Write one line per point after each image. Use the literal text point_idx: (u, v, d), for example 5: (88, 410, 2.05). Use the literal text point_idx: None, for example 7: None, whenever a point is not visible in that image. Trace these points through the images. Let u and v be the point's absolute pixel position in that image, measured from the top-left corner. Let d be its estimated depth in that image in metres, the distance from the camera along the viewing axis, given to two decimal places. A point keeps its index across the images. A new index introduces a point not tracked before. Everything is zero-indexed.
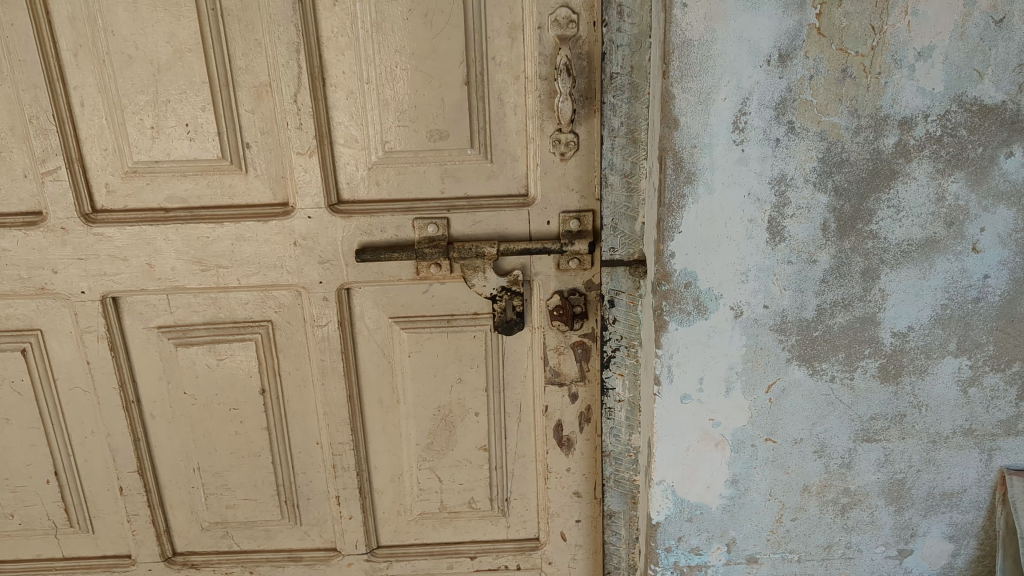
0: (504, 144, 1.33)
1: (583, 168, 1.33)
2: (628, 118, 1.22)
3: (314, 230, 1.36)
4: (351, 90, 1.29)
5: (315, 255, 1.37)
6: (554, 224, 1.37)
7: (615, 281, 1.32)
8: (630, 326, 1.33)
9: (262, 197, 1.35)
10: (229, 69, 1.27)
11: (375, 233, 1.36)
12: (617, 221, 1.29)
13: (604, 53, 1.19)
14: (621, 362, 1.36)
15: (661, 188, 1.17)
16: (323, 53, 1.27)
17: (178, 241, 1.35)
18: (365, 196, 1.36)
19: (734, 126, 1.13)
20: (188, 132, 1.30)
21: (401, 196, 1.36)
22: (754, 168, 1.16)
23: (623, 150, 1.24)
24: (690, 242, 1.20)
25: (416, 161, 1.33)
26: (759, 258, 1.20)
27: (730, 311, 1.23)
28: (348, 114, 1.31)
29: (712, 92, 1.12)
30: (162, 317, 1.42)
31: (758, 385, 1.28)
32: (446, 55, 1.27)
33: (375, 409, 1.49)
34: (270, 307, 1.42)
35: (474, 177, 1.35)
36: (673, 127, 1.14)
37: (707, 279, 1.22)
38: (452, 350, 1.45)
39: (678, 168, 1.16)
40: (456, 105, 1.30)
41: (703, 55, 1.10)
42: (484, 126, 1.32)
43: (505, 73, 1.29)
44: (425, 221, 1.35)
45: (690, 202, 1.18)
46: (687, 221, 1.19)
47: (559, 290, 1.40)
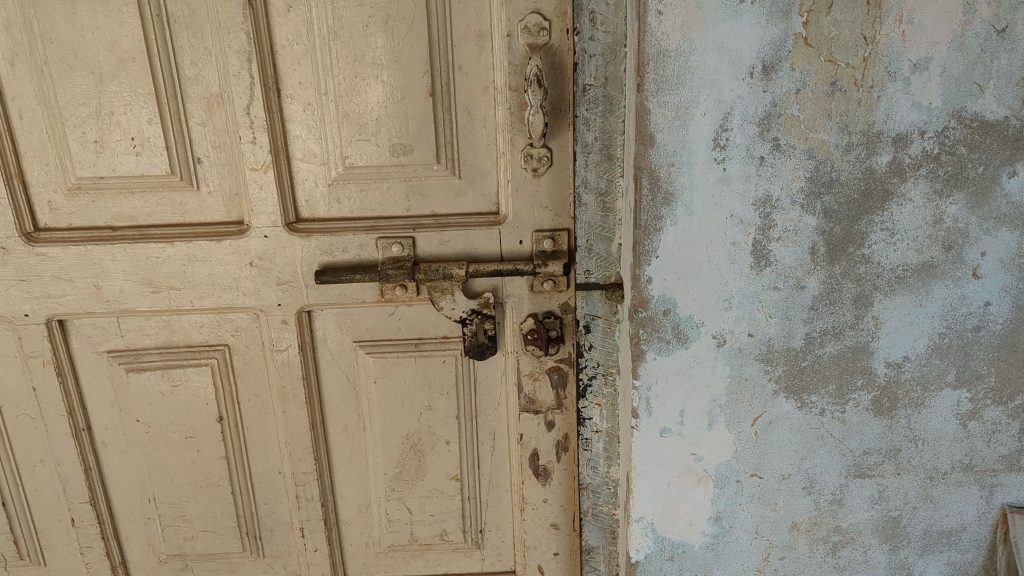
0: (473, 158, 1.25)
1: (557, 184, 1.25)
2: (602, 132, 1.14)
3: (270, 250, 1.27)
4: (308, 101, 1.21)
5: (272, 276, 1.29)
6: (527, 243, 1.28)
7: (591, 306, 1.23)
8: (608, 353, 1.25)
9: (215, 215, 1.27)
10: (177, 80, 1.19)
11: (336, 254, 1.28)
12: (592, 241, 1.20)
13: (576, 63, 1.11)
14: (597, 391, 1.28)
15: (637, 210, 1.09)
16: (278, 62, 1.19)
17: (126, 262, 1.27)
18: (325, 214, 1.28)
19: (714, 142, 1.05)
20: (134, 147, 1.22)
21: (364, 213, 1.28)
22: (737, 187, 1.07)
23: (598, 167, 1.16)
24: (669, 267, 1.11)
25: (379, 177, 1.25)
26: (743, 284, 1.12)
27: (712, 340, 1.15)
28: (305, 127, 1.23)
29: (691, 106, 1.03)
30: (112, 341, 1.34)
31: (742, 418, 1.19)
32: (409, 64, 1.19)
33: (340, 437, 1.41)
34: (227, 331, 1.34)
35: (442, 194, 1.27)
36: (648, 143, 1.05)
37: (687, 306, 1.13)
38: (420, 375, 1.37)
39: (654, 188, 1.07)
40: (420, 118, 1.22)
41: (681, 67, 1.02)
42: (450, 139, 1.24)
43: (473, 84, 1.21)
44: (389, 240, 1.27)
45: (668, 224, 1.09)
46: (665, 246, 1.10)
47: (534, 313, 1.32)
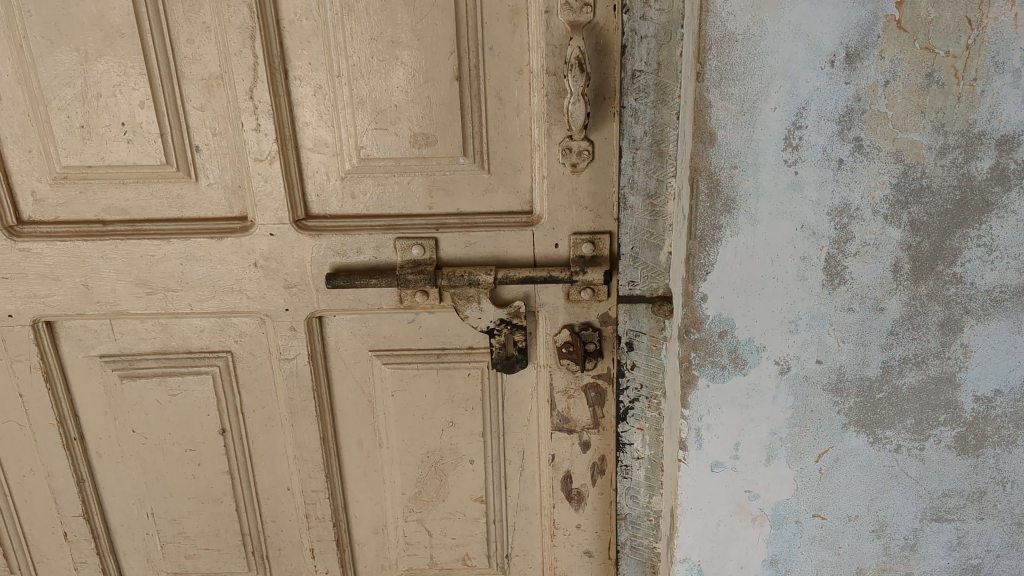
0: (505, 151, 1.10)
1: (599, 182, 1.10)
2: (652, 126, 0.99)
3: (277, 250, 1.14)
4: (319, 84, 1.07)
5: (279, 278, 1.16)
6: (564, 247, 1.14)
7: (635, 321, 1.09)
8: (652, 374, 1.11)
9: (216, 210, 1.14)
10: (173, 59, 1.05)
11: (350, 254, 1.14)
12: (638, 249, 1.05)
13: (625, 46, 0.96)
14: (639, 415, 1.14)
15: (691, 218, 0.94)
16: (285, 39, 1.05)
17: (118, 261, 1.14)
18: (338, 209, 1.14)
19: (785, 142, 0.90)
20: (126, 133, 1.09)
21: (381, 210, 1.14)
22: (810, 195, 0.92)
23: (647, 165, 1.01)
24: (727, 283, 0.96)
25: (399, 171, 1.11)
26: (813, 304, 0.97)
27: (774, 366, 1.00)
28: (316, 113, 1.09)
29: (760, 100, 0.88)
30: (105, 345, 1.22)
31: (806, 453, 1.05)
32: (433, 44, 1.04)
33: (354, 453, 1.29)
34: (229, 336, 1.21)
35: (469, 190, 1.13)
36: (708, 141, 0.90)
37: (747, 328, 0.98)
38: (443, 389, 1.24)
39: (713, 194, 0.92)
40: (445, 105, 1.07)
41: (750, 53, 0.86)
42: (479, 129, 1.10)
43: (505, 67, 1.06)
44: (408, 241, 1.13)
45: (728, 234, 0.94)
46: (724, 259, 0.95)
47: (569, 324, 1.19)
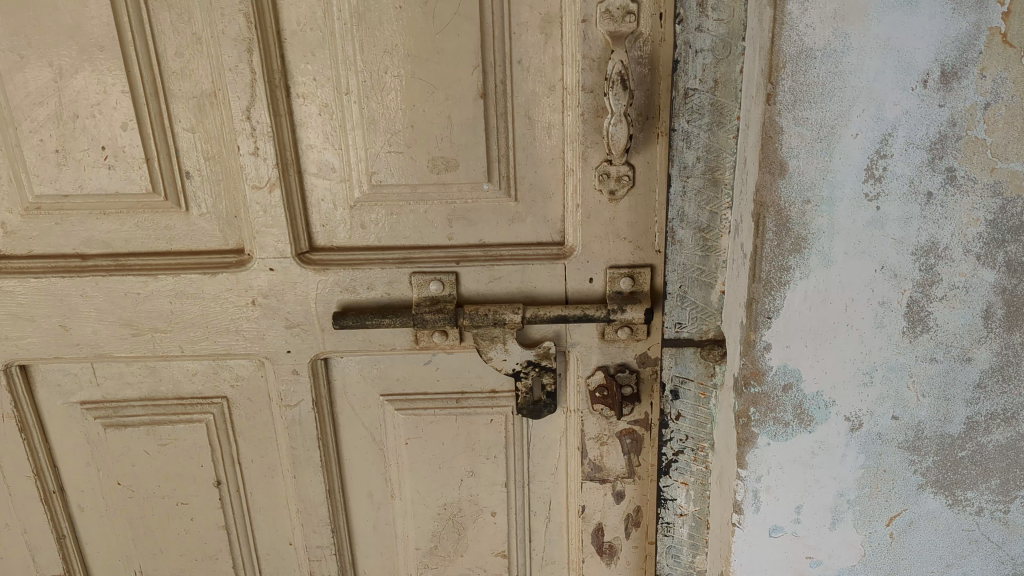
0: (534, 176, 0.99)
1: (639, 210, 0.99)
2: (706, 151, 0.87)
3: (278, 286, 1.02)
4: (325, 102, 0.95)
5: (280, 317, 1.04)
6: (599, 282, 1.03)
7: (681, 367, 0.97)
8: (699, 425, 1.00)
9: (209, 243, 1.02)
10: (159, 74, 0.93)
11: (360, 291, 1.02)
12: (686, 288, 0.94)
13: (677, 61, 0.84)
14: (684, 468, 1.03)
15: (755, 257, 0.82)
16: (286, 52, 0.92)
17: (99, 300, 1.02)
18: (346, 240, 1.02)
19: (867, 173, 0.78)
20: (106, 158, 0.96)
21: (395, 242, 1.02)
22: (893, 232, 0.80)
23: (699, 195, 0.89)
24: (794, 331, 0.84)
25: (415, 199, 0.99)
26: (890, 354, 0.85)
27: (844, 423, 0.89)
28: (322, 134, 0.97)
29: (839, 124, 0.76)
30: (87, 391, 1.09)
31: (875, 517, 0.93)
32: (455, 56, 0.92)
33: (363, 505, 1.17)
34: (225, 380, 1.09)
35: (494, 219, 1.01)
36: (777, 172, 0.78)
37: (814, 380, 0.87)
38: (462, 436, 1.12)
39: (782, 232, 0.80)
40: (467, 126, 0.95)
41: (830, 71, 0.74)
42: (505, 152, 0.98)
43: (536, 82, 0.94)
44: (426, 276, 1.01)
45: (797, 277, 0.82)
46: (791, 305, 0.83)
47: (604, 365, 1.07)
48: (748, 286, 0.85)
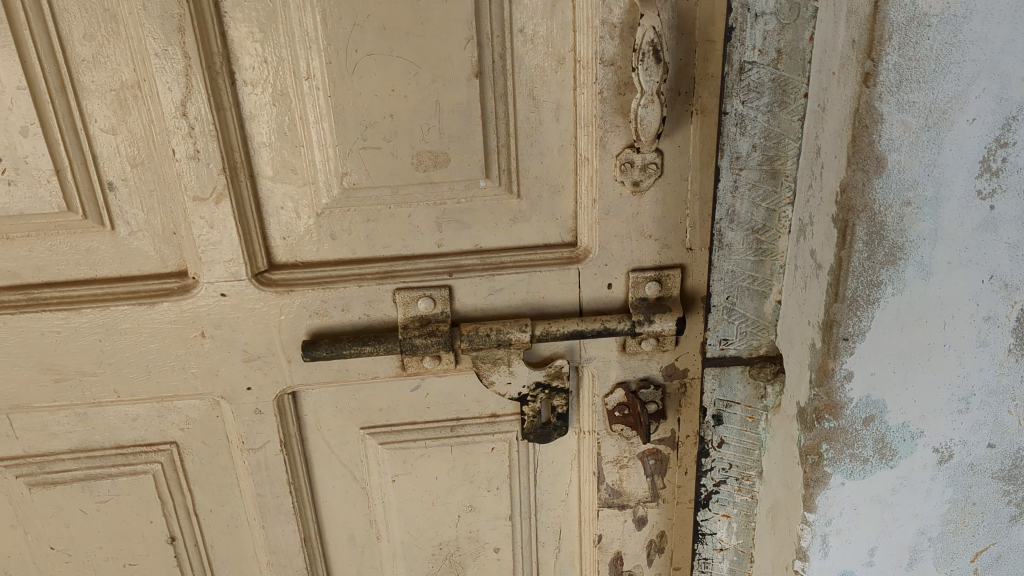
0: (540, 168, 0.82)
1: (667, 203, 0.82)
2: (765, 137, 0.71)
3: (231, 315, 0.84)
4: (280, 89, 0.76)
5: (235, 350, 0.86)
6: (619, 288, 0.86)
7: (725, 389, 0.83)
8: (745, 452, 0.85)
9: (143, 266, 0.83)
10: (66, 63, 0.73)
11: (332, 314, 0.84)
12: (735, 298, 0.78)
13: (731, 29, 0.67)
14: (725, 499, 0.89)
15: (838, 271, 0.67)
16: (228, 28, 0.73)
17: (10, 343, 0.82)
18: (313, 255, 0.84)
19: (983, 166, 0.62)
20: (5, 171, 0.76)
21: (373, 253, 0.84)
22: (1007, 235, 0.65)
23: (754, 190, 0.73)
24: (881, 357, 0.69)
25: (395, 202, 0.81)
26: (992, 375, 0.71)
27: (932, 455, 0.74)
28: (277, 130, 0.78)
29: (953, 107, 0.60)
30: (2, 448, 0.90)
31: (959, 554, 0.80)
32: (442, 28, 0.73)
33: (344, 550, 1.01)
34: (172, 424, 0.91)
35: (492, 220, 0.83)
36: (873, 170, 0.62)
37: (901, 411, 0.72)
38: (459, 468, 0.97)
39: (875, 241, 0.65)
40: (459, 112, 0.77)
41: (946, 42, 0.58)
42: (505, 141, 0.80)
43: (542, 54, 0.76)
44: (413, 293, 0.84)
45: (889, 293, 0.67)
46: (880, 327, 0.68)
47: (624, 381, 0.92)
48: (825, 305, 0.69)
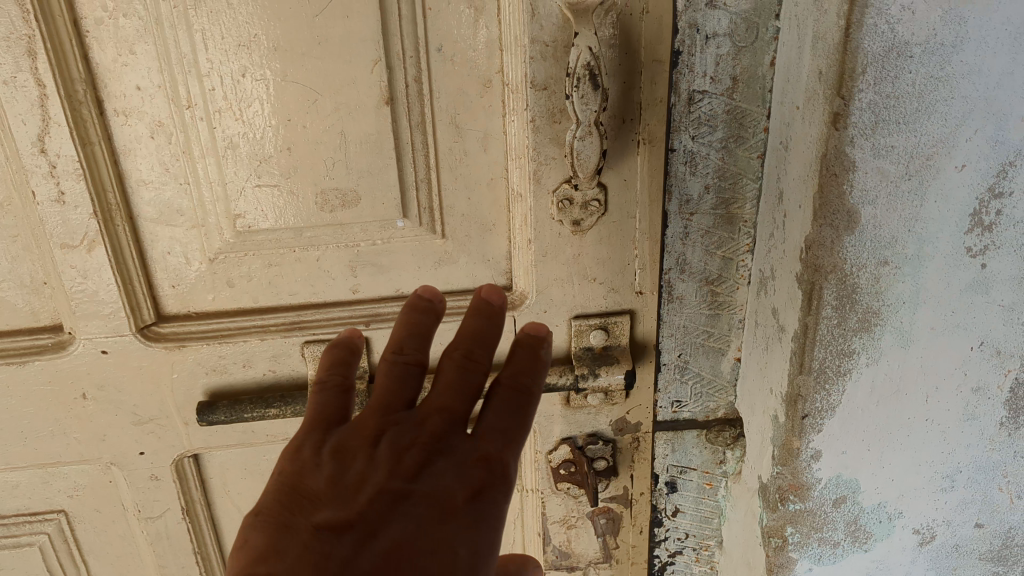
0: (467, 205, 0.71)
1: (613, 243, 0.72)
2: (718, 175, 0.67)
3: (116, 374, 0.73)
4: (157, 119, 0.65)
5: (123, 412, 0.75)
6: (560, 336, 0.76)
7: (680, 455, 0.83)
8: (703, 520, 0.86)
9: (12, 319, 0.72)
10: None
11: (231, 371, 0.74)
12: (688, 354, 0.77)
13: (679, 53, 0.62)
14: (681, 568, 0.90)
15: (803, 338, 0.57)
16: (92, 49, 0.62)
17: None
18: (208, 305, 0.73)
19: (974, 221, 0.52)
20: None
21: (278, 302, 0.73)
22: (1001, 297, 0.55)
23: (707, 237, 0.70)
24: (853, 433, 0.60)
25: (300, 245, 0.71)
26: (980, 451, 0.62)
27: (912, 537, 0.65)
28: (158, 166, 0.67)
29: (938, 153, 0.50)
30: None
31: None
32: (344, 48, 0.63)
33: None
34: (59, 491, 0.80)
35: (414, 264, 0.73)
36: (844, 226, 0.52)
37: (877, 491, 0.63)
38: None
39: (846, 306, 0.55)
40: (368, 144, 0.66)
41: (932, 76, 0.48)
42: (424, 174, 0.69)
43: (464, 77, 0.66)
44: (324, 346, 0.74)
45: (862, 362, 0.57)
46: (853, 400, 0.59)
47: (569, 436, 0.82)
48: (789, 375, 0.60)
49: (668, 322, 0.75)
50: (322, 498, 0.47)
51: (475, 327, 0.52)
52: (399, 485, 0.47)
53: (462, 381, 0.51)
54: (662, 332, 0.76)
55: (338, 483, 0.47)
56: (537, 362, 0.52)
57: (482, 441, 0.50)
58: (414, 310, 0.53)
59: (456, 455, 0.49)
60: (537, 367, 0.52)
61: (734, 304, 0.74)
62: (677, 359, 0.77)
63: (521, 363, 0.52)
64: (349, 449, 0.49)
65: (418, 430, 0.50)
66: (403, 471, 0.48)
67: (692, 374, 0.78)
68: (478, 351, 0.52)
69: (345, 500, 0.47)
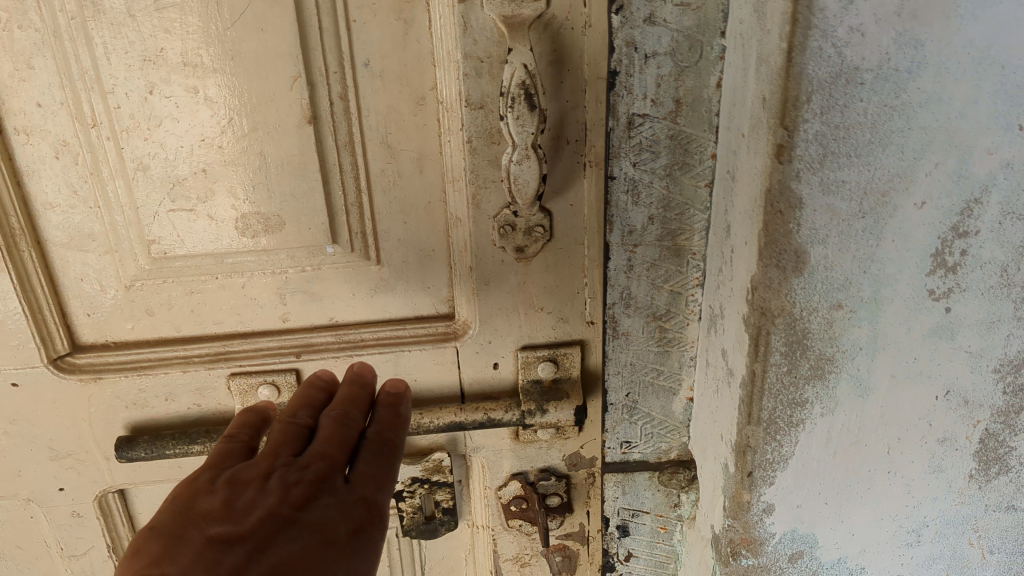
0: (402, 230, 0.66)
1: (560, 271, 0.67)
2: (662, 204, 0.60)
3: (29, 407, 0.68)
4: (61, 138, 0.60)
5: (39, 448, 0.70)
6: (507, 368, 0.71)
7: (632, 496, 0.76)
8: (658, 565, 0.79)
9: None
10: None
11: (153, 405, 0.70)
12: (636, 394, 0.69)
13: (615, 72, 0.55)
14: None
15: (751, 387, 0.52)
16: None
17: None
18: (127, 334, 0.68)
19: (937, 262, 0.47)
20: None
21: (202, 331, 0.69)
22: (968, 343, 0.50)
23: (653, 270, 0.63)
24: (809, 487, 0.55)
25: (222, 271, 0.66)
26: (949, 504, 0.57)
27: None
28: (65, 188, 0.62)
29: (894, 188, 0.45)
30: None
31: None
32: (260, 64, 0.58)
33: None
34: None
35: (348, 291, 0.68)
36: (791, 267, 0.47)
37: (837, 546, 0.58)
38: None
39: (796, 352, 0.50)
40: (292, 167, 0.62)
41: (885, 105, 0.43)
42: (355, 197, 0.64)
43: (394, 93, 0.61)
44: (251, 378, 0.69)
45: (816, 413, 0.52)
46: (806, 452, 0.54)
47: (521, 472, 0.77)
48: (738, 424, 0.55)
49: (613, 359, 0.67)
50: (210, 518, 0.41)
51: (351, 393, 0.50)
52: (288, 512, 0.42)
53: (342, 438, 0.47)
54: (607, 370, 0.68)
55: (228, 506, 0.42)
56: (398, 421, 0.49)
57: (362, 484, 0.45)
58: (313, 385, 0.52)
59: (344, 493, 0.44)
60: (400, 426, 0.49)
61: (685, 340, 0.67)
62: (624, 399, 0.70)
63: (385, 419, 0.49)
64: (240, 481, 0.44)
65: (304, 471, 0.44)
66: (293, 500, 0.42)
67: (641, 414, 0.71)
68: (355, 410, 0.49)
69: (234, 518, 0.41)
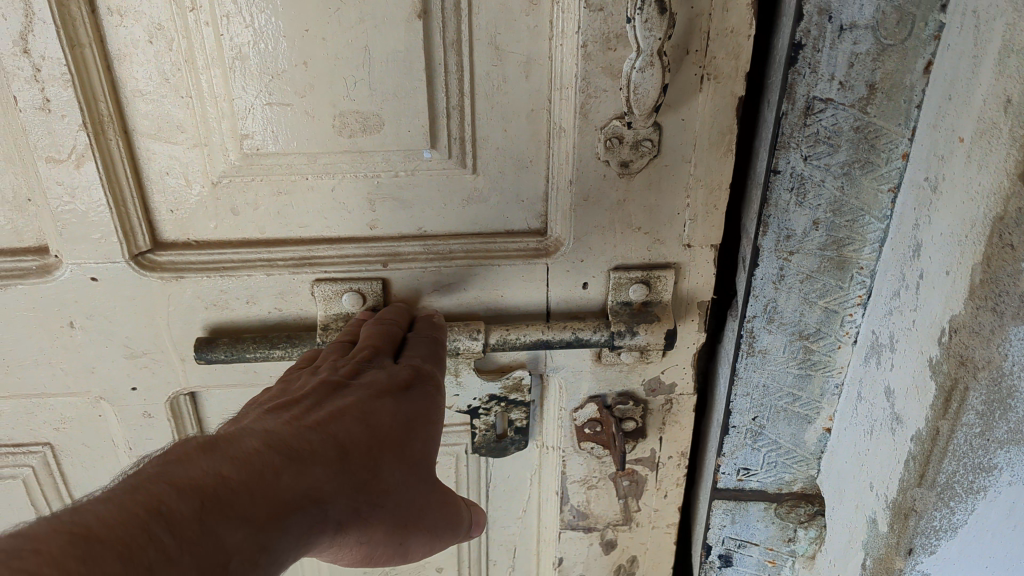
0: (502, 138, 0.63)
1: (662, 190, 0.64)
2: (833, 208, 0.61)
3: (106, 303, 0.66)
4: (156, 21, 0.56)
5: (114, 345, 0.68)
6: (595, 289, 0.69)
7: (744, 529, 0.80)
8: None
9: None
10: None
11: (233, 307, 0.68)
12: (764, 411, 0.72)
13: (800, 47, 0.55)
14: None
15: (931, 448, 0.56)
16: None
17: None
18: (210, 234, 0.66)
19: None
20: None
21: (288, 235, 0.66)
22: None
23: (811, 283, 0.65)
24: (972, 549, 0.58)
25: (314, 171, 0.63)
26: None
27: None
28: (158, 77, 0.59)
29: None
30: None
31: None
32: None
33: None
34: (44, 423, 0.74)
35: (440, 200, 0.65)
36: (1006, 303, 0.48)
37: None
38: None
39: (994, 408, 0.52)
40: (395, 64, 0.59)
41: None
42: (457, 102, 0.62)
43: None
44: (336, 285, 0.67)
45: (1001, 482, 0.54)
46: (980, 520, 0.57)
47: (598, 396, 0.75)
48: (903, 484, 0.59)
49: (746, 379, 0.70)
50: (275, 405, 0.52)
51: (397, 310, 0.66)
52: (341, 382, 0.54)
53: (383, 335, 0.62)
54: (739, 388, 0.71)
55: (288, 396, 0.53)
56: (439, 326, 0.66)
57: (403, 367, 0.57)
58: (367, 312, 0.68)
59: (390, 368, 0.57)
60: (440, 329, 0.65)
61: (832, 364, 0.69)
62: (751, 421, 0.73)
63: (425, 326, 0.65)
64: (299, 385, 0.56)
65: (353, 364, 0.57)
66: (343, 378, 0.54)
67: (766, 439, 0.74)
68: (392, 311, 0.66)
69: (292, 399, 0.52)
